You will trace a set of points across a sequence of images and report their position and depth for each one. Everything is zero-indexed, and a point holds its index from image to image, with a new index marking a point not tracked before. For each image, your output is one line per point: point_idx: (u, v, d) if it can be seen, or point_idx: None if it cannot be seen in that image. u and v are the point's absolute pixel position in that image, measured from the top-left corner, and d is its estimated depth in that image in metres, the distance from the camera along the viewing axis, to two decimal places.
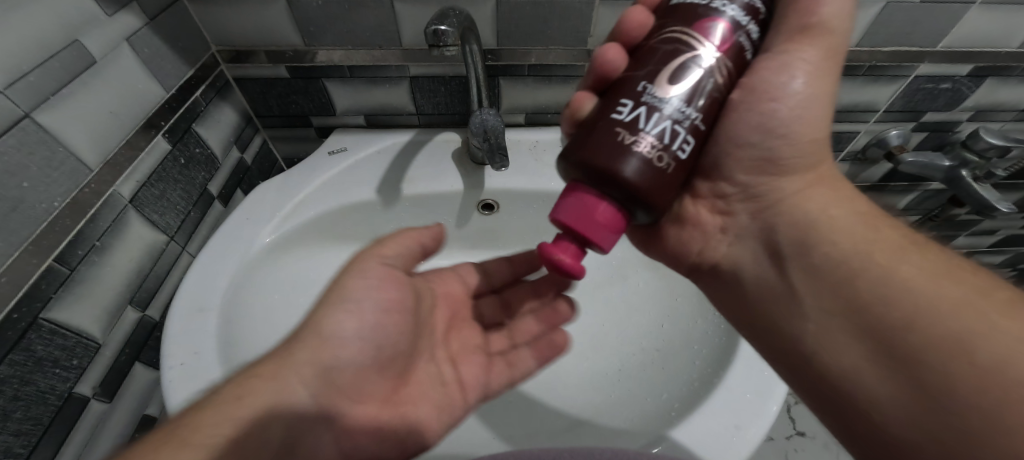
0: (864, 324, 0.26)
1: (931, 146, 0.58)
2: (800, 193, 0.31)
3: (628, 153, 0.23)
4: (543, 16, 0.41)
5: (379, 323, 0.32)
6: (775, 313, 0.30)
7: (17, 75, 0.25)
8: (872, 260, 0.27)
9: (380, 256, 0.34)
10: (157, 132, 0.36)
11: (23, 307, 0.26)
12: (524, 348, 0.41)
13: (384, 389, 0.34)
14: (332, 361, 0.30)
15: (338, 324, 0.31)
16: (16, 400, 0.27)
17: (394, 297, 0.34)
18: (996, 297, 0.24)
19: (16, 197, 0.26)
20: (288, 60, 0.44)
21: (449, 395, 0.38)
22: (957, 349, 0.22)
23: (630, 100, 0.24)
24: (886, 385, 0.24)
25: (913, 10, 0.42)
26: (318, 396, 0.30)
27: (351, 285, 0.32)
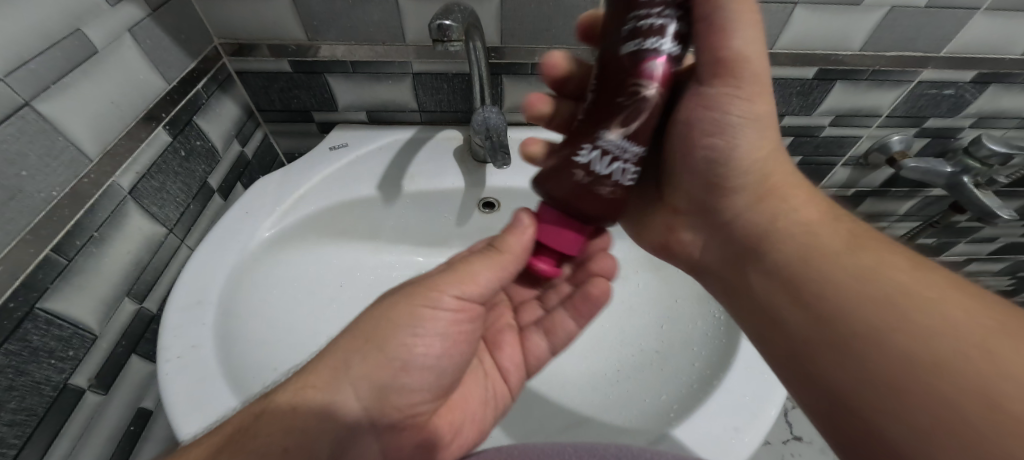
0: (805, 301, 0.28)
1: (932, 152, 0.58)
2: (771, 204, 0.31)
3: (584, 190, 0.25)
4: (548, 14, 0.41)
5: (446, 352, 0.33)
6: (741, 296, 0.33)
7: (18, 63, 0.25)
8: (824, 251, 0.28)
9: (457, 289, 0.31)
10: (157, 124, 0.36)
11: (19, 296, 0.26)
12: (560, 309, 0.40)
13: (431, 393, 0.33)
14: (388, 380, 0.30)
15: (408, 349, 0.31)
16: (11, 390, 0.26)
17: (463, 320, 0.33)
18: (937, 288, 0.24)
19: (15, 185, 0.26)
20: (291, 54, 0.43)
21: (493, 388, 0.38)
22: (895, 325, 0.23)
23: (586, 144, 0.25)
24: (819, 352, 0.26)
25: (918, 16, 0.42)
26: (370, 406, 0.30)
27: (422, 303, 0.31)
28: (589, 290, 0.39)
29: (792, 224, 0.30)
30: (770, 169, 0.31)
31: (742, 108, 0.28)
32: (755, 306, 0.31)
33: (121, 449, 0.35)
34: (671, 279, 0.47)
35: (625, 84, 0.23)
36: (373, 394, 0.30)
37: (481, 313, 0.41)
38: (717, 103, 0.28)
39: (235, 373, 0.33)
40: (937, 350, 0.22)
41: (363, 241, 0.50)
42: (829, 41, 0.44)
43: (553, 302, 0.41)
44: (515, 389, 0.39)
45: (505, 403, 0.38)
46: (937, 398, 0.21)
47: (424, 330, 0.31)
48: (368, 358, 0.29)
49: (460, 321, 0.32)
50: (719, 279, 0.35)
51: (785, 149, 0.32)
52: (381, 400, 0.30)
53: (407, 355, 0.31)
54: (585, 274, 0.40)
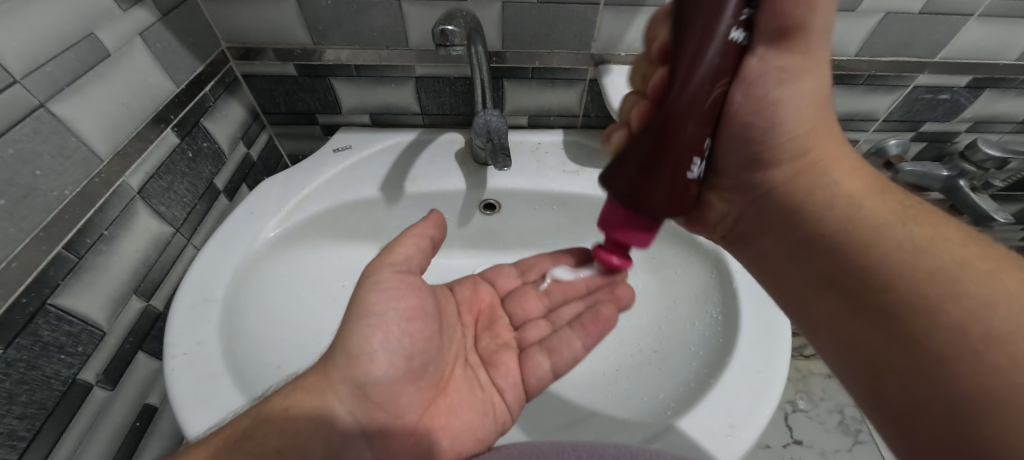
0: (851, 282, 0.28)
1: (929, 156, 0.59)
2: (811, 178, 0.32)
3: (690, 195, 0.29)
4: (549, 20, 0.42)
5: (405, 333, 0.33)
6: (784, 277, 0.34)
7: (33, 66, 0.26)
8: (853, 233, 0.29)
9: (392, 265, 0.34)
10: (166, 126, 0.37)
11: (32, 292, 0.27)
12: (569, 329, 0.40)
13: (423, 398, 0.34)
14: (361, 376, 0.31)
15: (366, 340, 0.31)
16: (22, 384, 0.27)
17: (413, 304, 0.34)
18: (938, 239, 0.26)
19: (28, 184, 0.26)
20: (297, 58, 0.44)
21: (490, 400, 0.37)
22: (927, 305, 0.24)
23: (699, 157, 0.28)
24: (864, 328, 0.27)
25: (912, 21, 0.43)
26: (360, 407, 0.31)
27: (369, 300, 0.32)
28: (600, 310, 0.40)
29: (833, 198, 0.31)
30: (810, 144, 0.32)
31: (783, 86, 0.29)
32: (786, 269, 0.34)
33: (127, 444, 0.35)
34: (670, 280, 0.47)
35: (713, 77, 0.24)
36: (359, 395, 0.31)
37: (477, 331, 0.42)
38: (761, 81, 0.29)
39: (240, 370, 0.33)
40: (972, 328, 0.22)
41: (364, 243, 0.50)
42: None
43: (560, 321, 0.42)
44: (515, 408, 0.37)
45: (505, 421, 0.36)
46: (986, 375, 0.21)
47: (377, 325, 0.31)
48: (339, 363, 0.31)
49: (412, 304, 0.34)
50: (759, 260, 0.37)
51: (829, 117, 0.32)
52: (366, 397, 0.31)
53: (365, 347, 0.31)
54: (606, 295, 0.41)
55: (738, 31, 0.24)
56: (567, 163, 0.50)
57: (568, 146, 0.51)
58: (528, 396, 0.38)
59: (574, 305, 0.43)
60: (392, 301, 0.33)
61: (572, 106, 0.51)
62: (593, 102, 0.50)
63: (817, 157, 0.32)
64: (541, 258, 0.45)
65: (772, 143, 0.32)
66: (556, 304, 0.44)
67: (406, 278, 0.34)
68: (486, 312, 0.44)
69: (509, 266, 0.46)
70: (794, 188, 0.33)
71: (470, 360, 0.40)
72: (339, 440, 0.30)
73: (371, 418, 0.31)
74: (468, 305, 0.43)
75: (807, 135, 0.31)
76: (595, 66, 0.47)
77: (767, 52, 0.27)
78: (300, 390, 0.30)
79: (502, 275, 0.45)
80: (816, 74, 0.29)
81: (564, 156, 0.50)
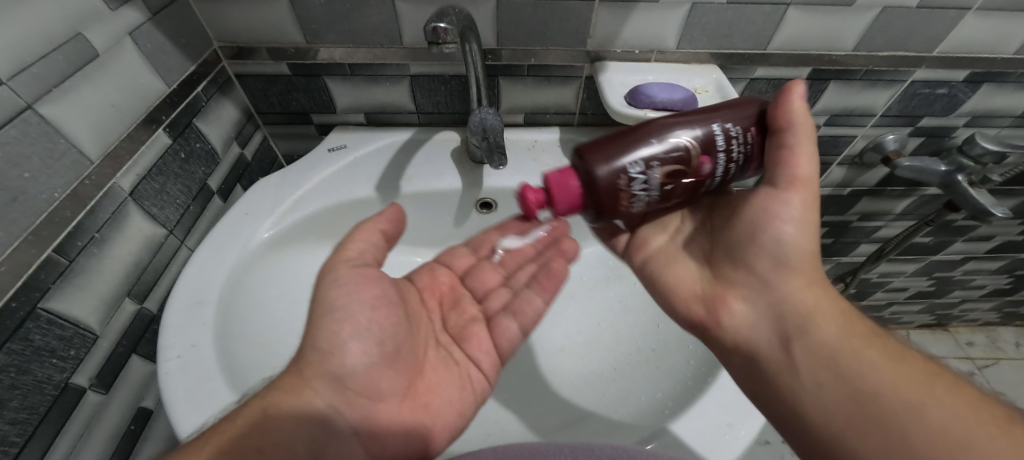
0: (841, 385, 0.26)
1: (927, 151, 0.59)
2: (810, 294, 0.30)
3: (618, 194, 0.29)
4: (545, 17, 0.42)
5: (373, 321, 0.32)
6: (758, 367, 0.31)
7: (20, 67, 0.26)
8: (848, 350, 0.27)
9: (347, 261, 0.33)
10: (157, 127, 0.36)
11: (22, 296, 0.26)
12: (528, 289, 0.41)
13: (402, 382, 0.34)
14: (337, 367, 0.30)
15: (336, 334, 0.31)
16: (13, 389, 0.27)
17: (376, 293, 0.33)
18: (922, 378, 0.25)
19: (17, 187, 0.26)
20: (290, 57, 0.44)
21: (466, 373, 0.38)
22: (906, 430, 0.23)
23: (644, 164, 0.28)
24: (852, 439, 0.25)
25: (909, 16, 0.42)
26: (341, 400, 0.30)
27: (331, 297, 0.31)
28: (551, 266, 0.42)
29: (807, 305, 0.30)
30: (802, 258, 0.31)
31: (794, 228, 0.31)
32: (760, 363, 0.31)
33: (121, 448, 0.35)
34: None
35: (698, 137, 0.29)
36: (337, 386, 0.30)
37: (443, 312, 0.41)
38: (782, 208, 0.31)
39: (234, 372, 0.33)
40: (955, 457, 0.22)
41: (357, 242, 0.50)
42: (823, 41, 0.45)
43: (519, 284, 0.42)
44: (491, 374, 0.38)
45: (484, 388, 0.38)
46: None
47: (345, 318, 0.31)
48: (312, 359, 0.30)
49: (375, 294, 0.33)
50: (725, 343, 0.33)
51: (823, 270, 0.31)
52: (345, 387, 0.30)
53: (336, 338, 0.31)
54: (554, 253, 0.43)
55: (732, 130, 0.30)
56: (564, 161, 0.49)
57: (564, 144, 0.51)
58: (501, 362, 0.40)
59: (530, 269, 0.43)
60: (353, 293, 0.32)
61: (568, 104, 0.50)
62: (590, 99, 0.50)
63: (818, 275, 0.31)
64: (491, 232, 0.43)
65: (760, 252, 0.32)
66: (512, 270, 0.43)
67: (360, 269, 0.33)
68: (448, 293, 0.42)
69: (462, 245, 0.44)
70: (780, 287, 0.31)
71: (440, 340, 0.39)
72: (322, 439, 0.29)
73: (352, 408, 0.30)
74: (427, 290, 0.41)
75: (805, 246, 0.31)
76: (591, 63, 0.46)
77: (781, 189, 0.31)
78: (279, 390, 0.29)
79: (457, 256, 0.43)
80: (814, 211, 0.31)
81: (561, 154, 0.50)
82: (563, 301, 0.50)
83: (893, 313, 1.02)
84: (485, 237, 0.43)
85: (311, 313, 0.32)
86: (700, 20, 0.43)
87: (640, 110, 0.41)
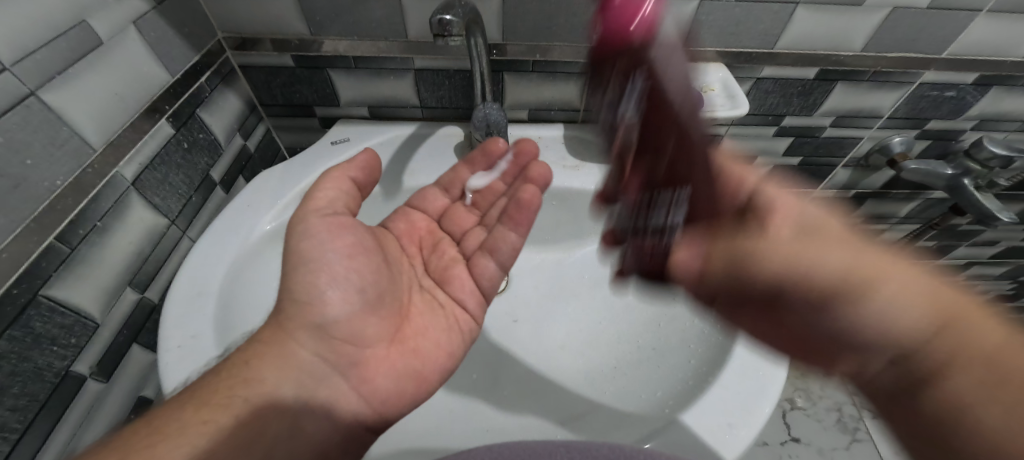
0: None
1: (933, 154, 0.58)
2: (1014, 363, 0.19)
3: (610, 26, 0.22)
4: (550, 12, 0.41)
5: (350, 269, 0.32)
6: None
7: (23, 53, 0.26)
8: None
9: (317, 210, 0.32)
10: (161, 116, 0.36)
11: (23, 283, 0.26)
12: (501, 225, 0.40)
13: (389, 327, 0.33)
14: (316, 317, 0.31)
15: (314, 284, 0.31)
16: (14, 375, 0.27)
17: (351, 241, 0.33)
18: None
19: (18, 174, 0.26)
20: (294, 48, 0.44)
21: (451, 317, 0.38)
22: None
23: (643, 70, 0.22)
24: None
25: (919, 17, 0.42)
26: (324, 353, 0.31)
27: (303, 249, 0.31)
28: (520, 196, 0.39)
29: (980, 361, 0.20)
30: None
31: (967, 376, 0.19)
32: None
33: None
34: None
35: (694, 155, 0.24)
36: (319, 337, 0.31)
37: (425, 257, 0.41)
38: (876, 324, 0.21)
39: None
40: None
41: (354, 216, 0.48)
42: (831, 41, 0.44)
43: (493, 223, 0.42)
44: (477, 315, 0.39)
45: (470, 328, 0.38)
46: None
47: (318, 269, 0.31)
48: (293, 315, 0.31)
49: (348, 241, 0.33)
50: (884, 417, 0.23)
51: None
52: (328, 336, 0.31)
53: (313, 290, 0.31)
54: (522, 183, 0.41)
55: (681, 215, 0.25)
56: (568, 158, 0.49)
57: (568, 141, 0.51)
58: (485, 301, 0.40)
59: (501, 203, 0.43)
60: (324, 243, 0.31)
61: (573, 101, 0.50)
62: None
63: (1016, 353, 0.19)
64: (460, 170, 0.43)
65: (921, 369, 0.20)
66: (486, 211, 0.43)
67: (326, 219, 0.32)
68: (428, 239, 0.42)
69: (433, 186, 0.44)
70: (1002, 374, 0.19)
71: (424, 285, 0.39)
72: (307, 390, 0.30)
73: (337, 355, 0.31)
74: (406, 235, 0.41)
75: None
76: None
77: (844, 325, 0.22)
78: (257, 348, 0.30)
79: (430, 200, 0.43)
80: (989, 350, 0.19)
81: (564, 151, 0.50)
82: (563, 298, 0.50)
83: None
84: (458, 176, 0.43)
85: (286, 269, 0.32)
86: (707, 18, 0.42)
87: None
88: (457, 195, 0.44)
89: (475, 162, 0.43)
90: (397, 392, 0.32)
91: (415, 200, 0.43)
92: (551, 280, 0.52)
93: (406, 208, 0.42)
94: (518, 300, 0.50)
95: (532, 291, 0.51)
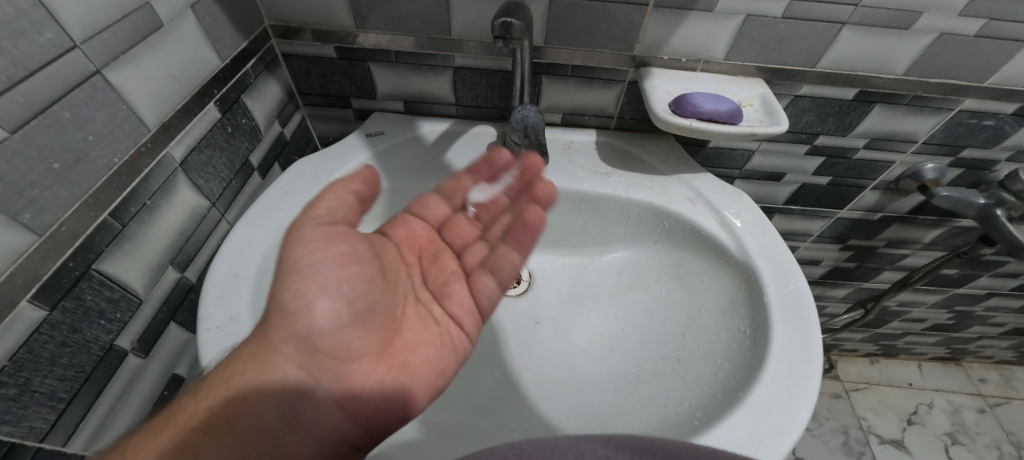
0: None
1: (964, 183, 0.58)
2: None
3: None
4: (595, 19, 0.41)
5: (342, 279, 0.32)
6: None
7: (92, 32, 0.26)
8: None
9: (314, 218, 0.32)
10: (209, 100, 0.37)
11: (78, 256, 0.27)
12: (504, 244, 0.40)
13: (377, 343, 0.33)
14: (302, 329, 0.30)
15: (301, 294, 0.30)
16: (65, 346, 0.27)
17: (344, 249, 0.32)
18: None
19: (81, 149, 0.27)
20: (337, 40, 0.44)
21: (448, 333, 0.38)
22: None
23: None
24: None
25: (966, 44, 0.41)
26: (308, 364, 0.30)
27: (294, 255, 0.31)
28: (525, 217, 0.39)
29: None
30: None
31: None
32: None
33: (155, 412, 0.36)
34: (694, 288, 0.46)
35: None
36: (304, 350, 0.30)
37: (423, 268, 0.41)
38: None
39: None
40: None
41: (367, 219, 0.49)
42: (872, 64, 0.44)
43: (495, 238, 0.42)
44: (473, 332, 0.39)
45: (465, 347, 0.38)
46: None
47: (307, 278, 0.31)
48: (277, 323, 0.30)
49: (341, 250, 0.32)
50: None
51: None
52: (313, 350, 0.30)
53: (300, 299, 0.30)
54: (527, 200, 0.40)
55: None
56: (599, 164, 0.50)
57: (599, 147, 0.51)
58: (483, 318, 0.40)
59: (505, 218, 0.42)
60: (315, 251, 0.31)
61: (607, 107, 0.50)
62: (630, 104, 0.50)
63: None
64: (463, 180, 0.42)
65: None
66: (488, 224, 0.43)
67: (320, 227, 0.32)
68: (428, 247, 0.42)
69: (433, 194, 0.43)
70: None
71: (422, 297, 0.39)
72: (288, 404, 0.29)
73: (322, 369, 0.31)
74: (405, 244, 0.40)
75: None
76: (635, 68, 0.46)
77: None
78: (240, 363, 0.28)
79: (431, 209, 0.42)
80: None
81: (596, 157, 0.50)
82: (586, 302, 0.50)
83: (907, 343, 1.01)
84: (460, 187, 0.42)
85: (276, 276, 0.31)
86: (751, 33, 0.42)
87: (685, 119, 0.41)
88: (457, 209, 0.43)
89: (478, 177, 0.42)
90: (385, 410, 0.32)
91: (416, 209, 0.42)
92: (574, 285, 0.52)
93: (405, 215, 0.41)
94: (540, 302, 0.51)
95: (554, 295, 0.52)
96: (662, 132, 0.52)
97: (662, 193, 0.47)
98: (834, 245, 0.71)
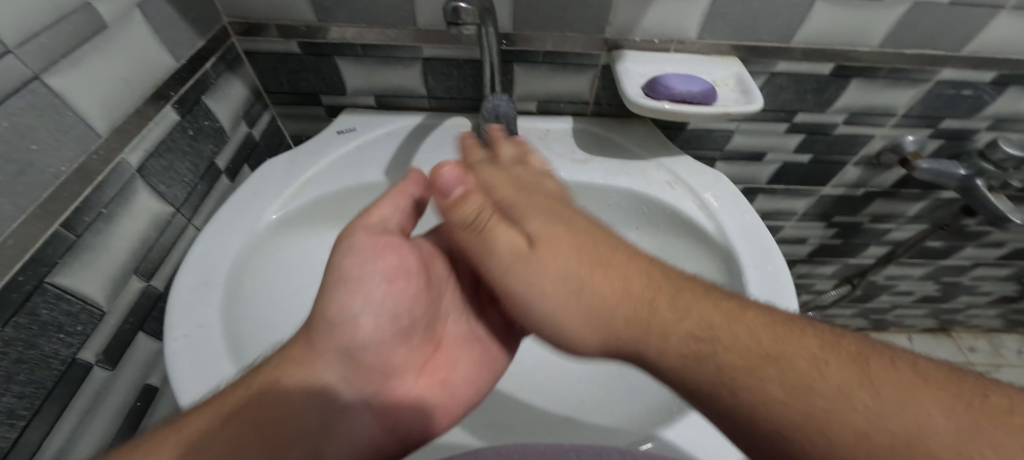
0: None
1: (946, 154, 0.57)
2: None
3: None
4: (563, 2, 0.40)
5: (389, 294, 0.33)
6: None
7: (28, 35, 0.25)
8: None
9: (366, 226, 0.33)
10: (165, 103, 0.36)
11: (29, 270, 0.26)
12: None
13: (415, 357, 0.36)
14: (348, 340, 0.32)
15: (347, 306, 0.32)
16: (20, 362, 0.26)
17: (394, 263, 0.33)
18: None
19: (24, 159, 0.25)
20: (301, 35, 0.43)
21: (488, 352, 0.38)
22: None
23: None
24: None
25: (941, 12, 0.41)
26: (348, 377, 0.32)
27: (346, 266, 0.32)
28: None
29: None
30: None
31: None
32: None
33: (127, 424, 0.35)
34: None
35: None
36: (346, 362, 0.32)
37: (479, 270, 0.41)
38: None
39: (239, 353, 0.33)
40: None
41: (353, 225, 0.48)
42: (847, 37, 0.44)
43: None
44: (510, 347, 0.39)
45: (502, 361, 0.39)
46: None
47: (353, 289, 0.32)
48: (322, 332, 0.31)
49: (393, 263, 0.33)
50: None
51: None
52: (354, 362, 0.32)
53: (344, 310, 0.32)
54: None
55: None
56: (576, 151, 0.49)
57: (576, 135, 0.50)
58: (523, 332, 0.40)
59: None
60: (366, 260, 0.32)
61: (582, 93, 0.49)
62: (605, 89, 0.49)
63: None
64: None
65: None
66: None
67: (375, 236, 0.33)
68: None
69: None
70: None
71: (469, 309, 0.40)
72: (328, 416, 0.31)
73: (362, 381, 0.33)
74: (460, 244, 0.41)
75: None
76: (608, 52, 0.45)
77: None
78: (280, 368, 0.29)
79: None
80: None
81: (573, 144, 0.50)
82: None
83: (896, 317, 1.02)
84: None
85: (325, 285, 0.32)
86: (725, 11, 0.41)
87: (658, 101, 0.40)
88: None
89: None
90: (420, 424, 0.34)
91: None
92: None
93: None
94: None
95: None
96: (639, 116, 0.52)
97: (641, 178, 0.46)
98: (819, 223, 0.71)
